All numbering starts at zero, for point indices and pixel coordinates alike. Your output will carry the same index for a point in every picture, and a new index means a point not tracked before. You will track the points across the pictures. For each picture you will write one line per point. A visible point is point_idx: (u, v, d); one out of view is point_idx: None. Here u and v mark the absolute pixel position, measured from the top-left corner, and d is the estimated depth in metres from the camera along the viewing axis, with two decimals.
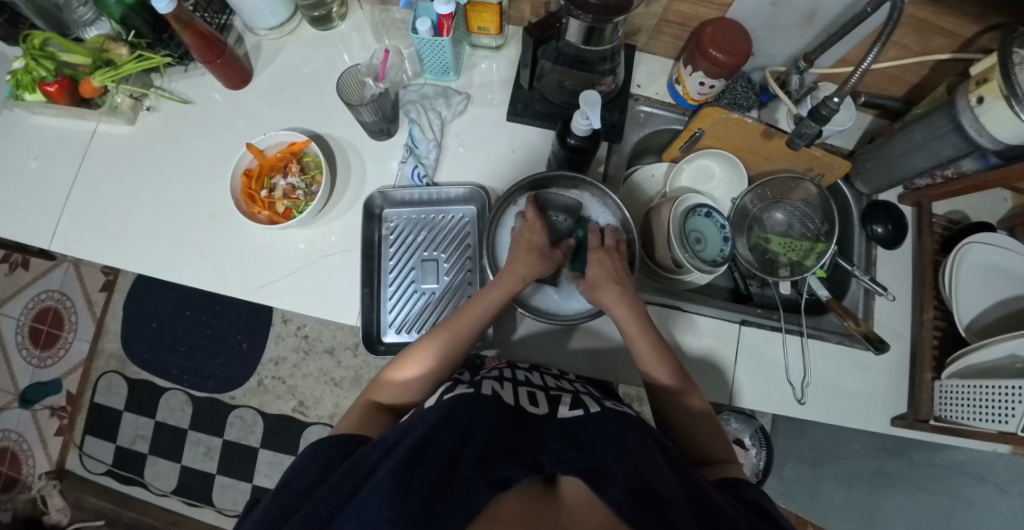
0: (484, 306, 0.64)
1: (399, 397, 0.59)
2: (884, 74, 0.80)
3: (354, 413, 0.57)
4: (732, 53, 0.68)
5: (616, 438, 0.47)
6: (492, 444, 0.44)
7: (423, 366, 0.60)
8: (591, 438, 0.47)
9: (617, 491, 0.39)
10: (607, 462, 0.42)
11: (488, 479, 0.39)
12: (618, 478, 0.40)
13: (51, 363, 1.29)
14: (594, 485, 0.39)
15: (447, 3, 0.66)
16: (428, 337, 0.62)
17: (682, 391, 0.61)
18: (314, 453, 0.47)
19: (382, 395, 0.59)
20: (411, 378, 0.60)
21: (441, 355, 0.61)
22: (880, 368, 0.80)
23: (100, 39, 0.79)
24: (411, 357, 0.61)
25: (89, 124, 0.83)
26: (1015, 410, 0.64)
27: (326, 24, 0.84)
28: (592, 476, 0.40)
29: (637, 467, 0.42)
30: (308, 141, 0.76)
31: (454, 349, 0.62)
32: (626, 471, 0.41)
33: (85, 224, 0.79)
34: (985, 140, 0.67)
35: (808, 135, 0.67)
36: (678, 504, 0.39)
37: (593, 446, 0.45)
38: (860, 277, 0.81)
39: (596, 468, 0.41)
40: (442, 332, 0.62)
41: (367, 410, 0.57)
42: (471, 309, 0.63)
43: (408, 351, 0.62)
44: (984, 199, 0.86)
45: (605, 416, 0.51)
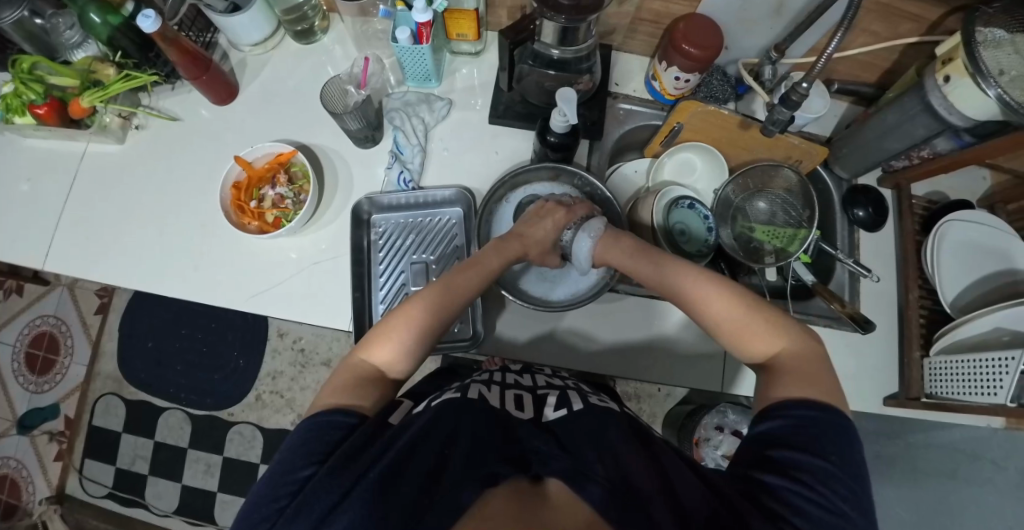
0: (483, 272, 0.64)
1: (397, 364, 0.55)
2: (854, 62, 0.82)
3: (344, 380, 0.53)
4: (705, 47, 0.70)
5: (599, 435, 0.47)
6: (479, 442, 0.44)
7: (416, 329, 0.57)
8: (575, 436, 0.47)
9: (597, 490, 0.40)
10: (589, 458, 0.43)
11: (474, 476, 0.40)
12: (600, 475, 0.41)
13: (48, 387, 1.29)
14: (574, 484, 0.40)
15: (425, 11, 0.68)
16: (422, 296, 0.59)
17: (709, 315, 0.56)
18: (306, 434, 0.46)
19: (374, 360, 0.55)
20: (406, 342, 0.56)
21: (440, 314, 0.59)
22: (869, 349, 0.81)
23: (87, 60, 0.80)
24: (406, 317, 0.57)
25: (79, 145, 0.84)
26: (1002, 381, 0.65)
27: (309, 38, 0.86)
28: (574, 476, 0.41)
29: (618, 461, 0.43)
30: (294, 151, 0.77)
31: (447, 311, 0.59)
32: (607, 467, 0.42)
33: (79, 243, 0.80)
34: (955, 118, 0.69)
35: (781, 121, 0.68)
36: (656, 497, 0.40)
37: (577, 444, 0.46)
38: (845, 260, 0.82)
39: (578, 468, 0.41)
40: (440, 294, 0.60)
41: (358, 379, 0.53)
42: (469, 272, 0.63)
43: (394, 315, 0.58)
44: (963, 179, 0.88)
45: (592, 414, 0.51)
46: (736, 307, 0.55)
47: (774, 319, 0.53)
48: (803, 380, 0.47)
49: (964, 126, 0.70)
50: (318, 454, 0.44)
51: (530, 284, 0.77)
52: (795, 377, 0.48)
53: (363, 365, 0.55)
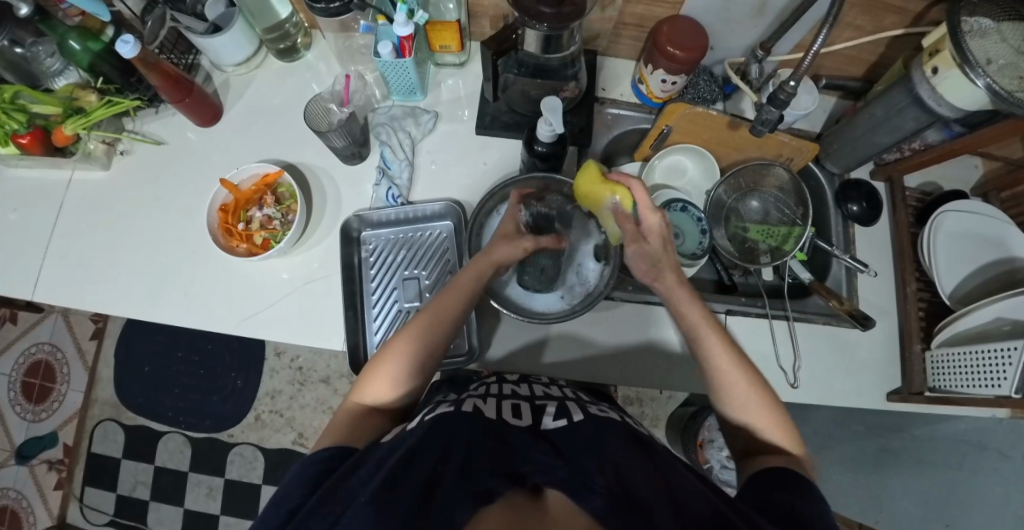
0: (462, 293, 0.61)
1: (385, 397, 0.57)
2: (841, 56, 0.82)
3: (341, 421, 0.55)
4: (689, 48, 0.70)
5: (597, 446, 0.46)
6: (474, 457, 0.44)
7: (405, 362, 0.57)
8: (573, 446, 0.46)
9: (599, 500, 0.38)
10: (588, 468, 0.42)
11: (470, 492, 0.39)
12: (600, 484, 0.40)
13: (45, 416, 1.28)
14: (575, 494, 0.39)
15: (406, 24, 0.67)
16: (405, 330, 0.59)
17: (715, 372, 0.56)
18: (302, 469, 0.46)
19: (367, 398, 0.57)
20: (394, 375, 0.57)
21: (425, 344, 0.58)
22: (870, 346, 0.80)
23: (69, 87, 0.79)
24: (392, 351, 0.57)
25: (64, 173, 0.83)
26: (1006, 372, 0.64)
27: (292, 55, 0.86)
28: (573, 486, 0.40)
29: (617, 471, 0.42)
30: (280, 171, 0.76)
31: (433, 338, 0.59)
32: (607, 477, 0.41)
33: (67, 272, 0.80)
34: (944, 109, 0.68)
35: (770, 121, 0.67)
36: (657, 504, 0.39)
37: (574, 453, 0.45)
38: (841, 256, 0.82)
39: (577, 478, 0.40)
40: (420, 327, 0.58)
41: (353, 417, 0.55)
42: (450, 298, 0.60)
43: (383, 349, 0.59)
44: (955, 168, 0.88)
45: (592, 424, 0.50)
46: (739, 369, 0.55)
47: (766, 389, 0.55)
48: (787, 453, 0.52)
49: (953, 118, 0.70)
50: (307, 491, 0.43)
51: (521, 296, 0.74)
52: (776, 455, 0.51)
53: (357, 404, 0.57)
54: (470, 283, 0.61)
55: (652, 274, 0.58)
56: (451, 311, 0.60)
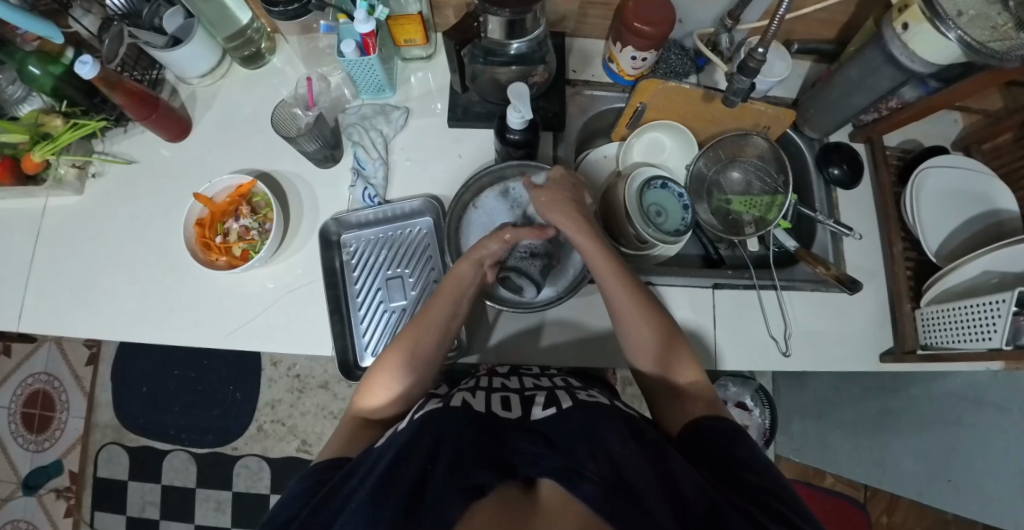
0: (454, 295, 0.62)
1: (382, 409, 0.57)
2: (812, 20, 0.80)
3: (341, 434, 0.54)
4: (657, 23, 0.69)
5: (589, 432, 0.45)
6: (463, 452, 0.42)
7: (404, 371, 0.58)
8: (565, 435, 0.44)
9: (591, 486, 0.37)
10: (580, 455, 0.41)
11: (461, 488, 0.38)
12: (593, 471, 0.39)
13: (48, 445, 1.28)
14: (567, 483, 0.38)
15: (366, 21, 0.66)
16: (399, 339, 0.60)
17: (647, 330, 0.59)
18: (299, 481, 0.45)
19: (367, 411, 0.56)
20: (394, 385, 0.57)
21: (423, 348, 0.59)
22: (861, 308, 0.80)
23: (32, 113, 0.77)
24: (393, 359, 0.58)
25: (37, 200, 0.82)
26: (996, 325, 0.63)
27: (257, 62, 0.84)
28: (564, 474, 0.38)
29: (612, 460, 0.41)
30: (253, 181, 0.75)
31: (427, 342, 0.60)
32: (599, 463, 0.40)
33: (49, 300, 0.79)
34: (918, 65, 0.67)
35: (741, 90, 0.67)
36: (651, 491, 0.38)
37: (566, 441, 0.43)
38: (825, 221, 0.82)
39: (569, 466, 0.39)
40: (412, 336, 0.59)
41: (348, 430, 0.54)
42: (439, 303, 0.61)
43: (378, 363, 0.59)
44: (935, 124, 0.87)
45: (582, 411, 0.49)
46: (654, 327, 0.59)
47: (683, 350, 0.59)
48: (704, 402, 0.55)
49: (928, 73, 0.69)
50: (298, 505, 0.42)
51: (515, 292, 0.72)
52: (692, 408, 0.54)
53: (354, 419, 0.56)
54: (456, 284, 0.62)
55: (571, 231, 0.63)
56: (442, 314, 0.61)
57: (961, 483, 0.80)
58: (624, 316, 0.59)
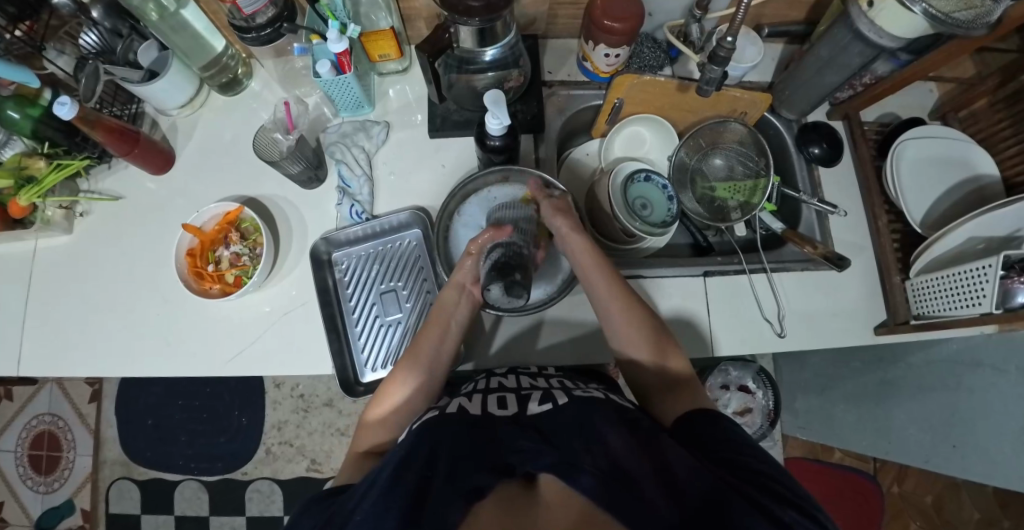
0: (443, 325, 0.64)
1: (383, 434, 0.57)
2: (780, 3, 0.81)
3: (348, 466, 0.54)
4: (625, 19, 0.69)
5: (583, 425, 0.46)
6: (462, 454, 0.43)
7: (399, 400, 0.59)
8: (560, 430, 0.45)
9: (588, 478, 0.38)
10: (575, 450, 0.41)
11: (460, 492, 0.38)
12: (588, 463, 0.40)
13: (58, 485, 1.28)
14: (564, 476, 0.39)
15: (339, 40, 0.66)
16: (395, 372, 0.61)
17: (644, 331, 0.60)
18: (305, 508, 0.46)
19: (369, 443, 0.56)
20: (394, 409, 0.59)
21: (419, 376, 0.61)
22: (851, 284, 0.80)
23: (15, 157, 0.76)
24: (391, 390, 0.60)
25: (26, 243, 0.82)
26: (984, 290, 0.64)
27: (235, 88, 0.85)
28: (561, 468, 0.39)
29: (607, 451, 0.42)
30: (240, 207, 0.75)
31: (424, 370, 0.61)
32: (594, 456, 0.41)
33: (46, 342, 0.79)
34: (887, 40, 0.68)
35: (714, 79, 0.68)
36: (647, 479, 0.39)
37: (562, 437, 0.44)
38: (809, 201, 0.83)
39: (565, 460, 0.40)
40: (406, 363, 0.61)
41: (356, 460, 0.55)
42: (429, 332, 0.63)
43: (375, 399, 0.60)
44: (911, 95, 0.88)
45: (576, 405, 0.50)
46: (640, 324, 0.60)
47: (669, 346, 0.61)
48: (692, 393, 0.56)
49: (897, 47, 0.70)
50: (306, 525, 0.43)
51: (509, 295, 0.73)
52: (683, 398, 0.55)
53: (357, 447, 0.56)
54: (443, 310, 0.65)
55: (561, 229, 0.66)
56: (434, 338, 0.63)
57: (966, 448, 0.80)
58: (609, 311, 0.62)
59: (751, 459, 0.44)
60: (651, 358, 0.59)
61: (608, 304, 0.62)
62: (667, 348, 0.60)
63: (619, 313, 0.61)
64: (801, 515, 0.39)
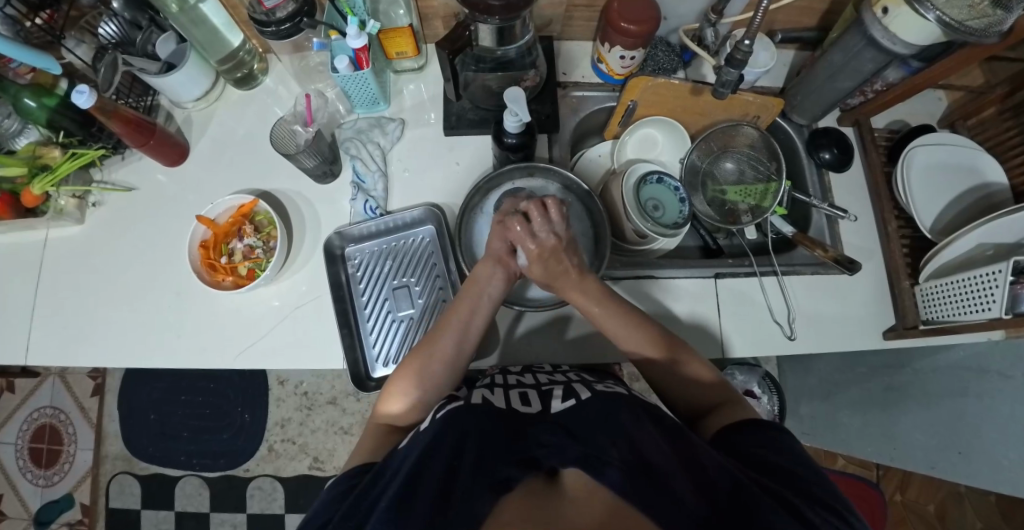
0: (471, 302, 0.63)
1: (404, 416, 0.58)
2: (793, 8, 0.82)
3: (365, 443, 0.56)
4: (642, 22, 0.70)
5: (608, 420, 0.46)
6: (486, 446, 0.43)
7: (419, 383, 0.59)
8: (585, 423, 0.46)
9: (615, 473, 0.38)
10: (602, 443, 0.41)
11: (485, 483, 0.39)
12: (615, 457, 0.40)
13: (58, 479, 1.27)
14: (591, 470, 0.39)
15: (358, 36, 0.67)
16: (415, 353, 0.61)
17: (676, 361, 0.60)
18: (337, 484, 0.47)
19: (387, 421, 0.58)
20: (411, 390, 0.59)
21: (443, 358, 0.60)
22: (860, 288, 0.81)
23: (30, 146, 0.78)
24: (411, 370, 0.59)
25: (38, 232, 0.82)
26: (994, 295, 0.64)
27: (250, 82, 0.86)
28: (588, 462, 0.39)
29: (632, 445, 0.42)
30: (255, 200, 0.75)
31: (446, 351, 0.61)
32: (622, 451, 0.41)
33: (56, 332, 0.79)
34: (900, 47, 0.69)
35: (730, 82, 0.68)
36: (675, 473, 0.39)
37: (587, 431, 0.44)
38: (819, 206, 0.83)
39: (591, 454, 0.40)
40: (431, 345, 0.61)
41: (372, 439, 0.56)
42: (458, 310, 0.63)
43: (392, 381, 0.60)
44: (921, 103, 0.89)
45: (600, 400, 0.50)
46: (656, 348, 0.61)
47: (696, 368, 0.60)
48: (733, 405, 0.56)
49: (909, 54, 0.70)
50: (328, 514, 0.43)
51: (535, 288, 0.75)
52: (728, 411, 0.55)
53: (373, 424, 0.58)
54: (474, 288, 0.64)
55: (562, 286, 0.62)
56: (462, 317, 0.62)
57: (972, 454, 0.81)
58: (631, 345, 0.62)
59: (777, 455, 0.46)
60: (678, 374, 0.60)
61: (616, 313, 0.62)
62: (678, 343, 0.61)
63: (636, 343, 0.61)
64: (829, 514, 0.40)
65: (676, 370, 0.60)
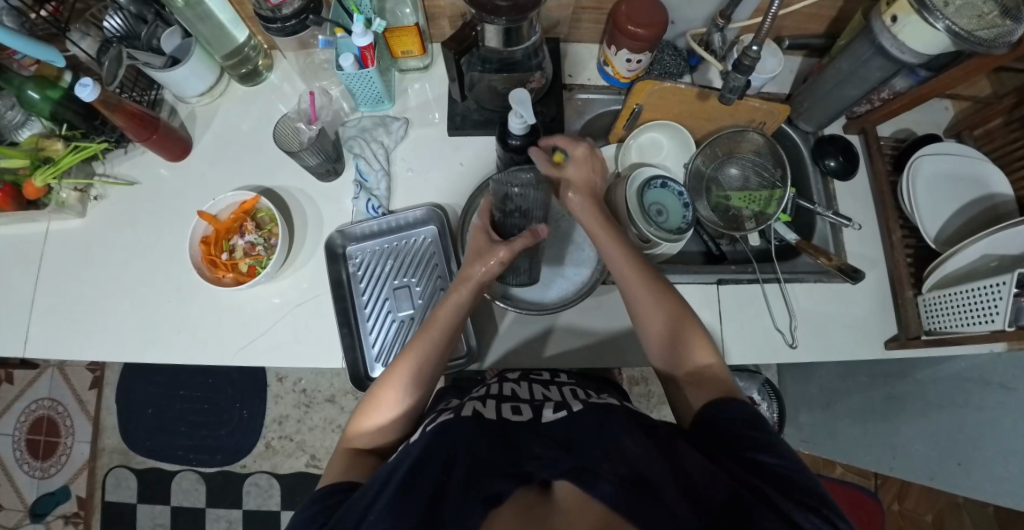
0: (445, 329, 0.61)
1: (376, 440, 0.57)
2: (802, 15, 0.81)
3: (337, 463, 0.54)
4: (650, 25, 0.70)
5: (603, 431, 0.46)
6: (478, 460, 0.43)
7: (395, 408, 0.57)
8: (577, 437, 0.46)
9: (607, 485, 0.38)
10: (595, 455, 0.42)
11: (479, 498, 0.39)
12: (607, 470, 0.40)
13: (54, 471, 1.27)
14: (583, 484, 0.39)
15: (364, 34, 0.67)
16: (389, 377, 0.58)
17: (664, 319, 0.59)
18: (311, 503, 0.46)
19: (358, 442, 0.56)
20: (388, 419, 0.57)
21: (416, 386, 0.58)
22: (863, 297, 0.81)
23: (33, 138, 0.77)
24: (386, 396, 0.57)
25: (39, 224, 0.82)
26: (998, 306, 0.64)
27: (255, 78, 0.85)
28: (581, 475, 0.40)
29: (624, 456, 0.42)
30: (257, 197, 0.75)
31: (420, 379, 0.59)
32: (614, 463, 0.41)
33: (55, 325, 0.79)
34: (908, 55, 0.68)
35: (737, 87, 0.67)
36: (667, 484, 0.38)
37: (580, 445, 0.44)
38: (824, 213, 0.83)
39: (584, 466, 0.40)
40: (405, 371, 0.58)
41: (342, 460, 0.54)
42: (427, 334, 0.60)
43: (366, 402, 0.58)
44: (929, 112, 0.88)
45: (592, 412, 0.50)
46: (652, 298, 0.60)
47: (691, 331, 0.58)
48: (712, 382, 0.55)
49: (918, 63, 0.70)
50: (320, 517, 0.43)
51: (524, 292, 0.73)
52: (704, 387, 0.55)
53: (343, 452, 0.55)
54: (449, 311, 0.61)
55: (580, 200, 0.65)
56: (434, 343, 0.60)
57: (972, 465, 0.80)
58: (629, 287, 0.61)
59: (769, 455, 0.44)
60: (665, 334, 0.59)
61: (619, 271, 0.62)
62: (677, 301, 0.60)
63: (636, 287, 0.61)
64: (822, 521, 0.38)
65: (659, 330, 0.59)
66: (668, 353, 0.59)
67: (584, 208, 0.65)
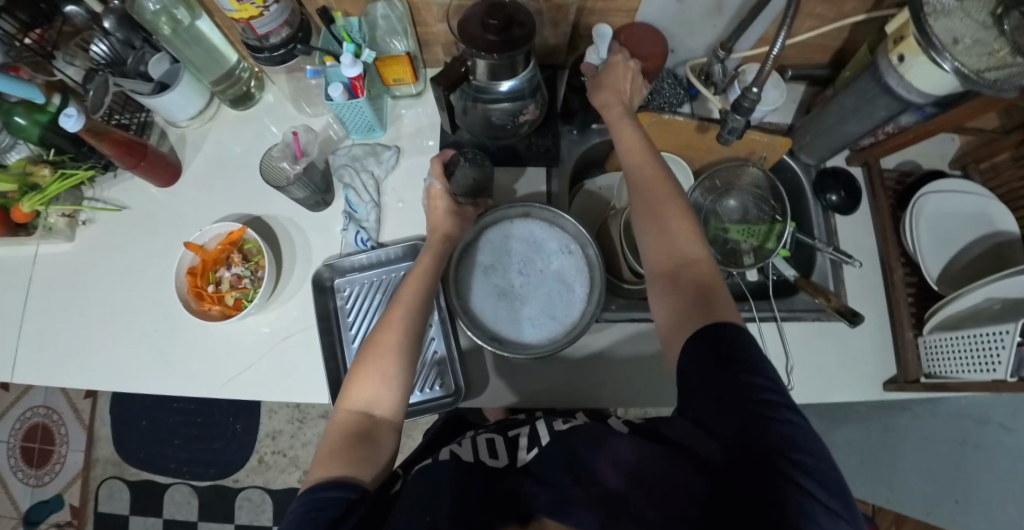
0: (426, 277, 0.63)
1: (377, 403, 0.53)
2: (805, 45, 0.80)
3: (328, 447, 0.50)
4: (649, 58, 0.68)
5: (568, 447, 0.44)
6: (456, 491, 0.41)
7: (391, 356, 0.55)
8: (544, 458, 0.44)
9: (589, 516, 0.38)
10: (567, 479, 0.40)
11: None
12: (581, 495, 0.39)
13: (48, 479, 1.28)
14: (557, 514, 0.38)
15: (353, 65, 0.65)
16: (385, 324, 0.57)
17: (663, 213, 0.56)
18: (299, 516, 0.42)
19: (357, 403, 0.53)
20: (387, 372, 0.54)
21: (409, 333, 0.57)
22: (861, 337, 0.79)
23: (21, 161, 0.76)
24: (378, 347, 0.55)
25: (28, 248, 0.81)
26: (1000, 356, 0.62)
27: (247, 102, 0.84)
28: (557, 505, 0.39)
29: (593, 472, 0.41)
30: (244, 228, 0.74)
31: (411, 320, 0.58)
32: (585, 485, 0.40)
33: (41, 350, 0.78)
34: (915, 95, 0.66)
35: (737, 128, 0.65)
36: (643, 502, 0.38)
37: (548, 466, 0.42)
38: (824, 249, 0.81)
39: (559, 495, 0.39)
40: (399, 315, 0.58)
41: (338, 437, 0.50)
42: (413, 279, 0.62)
43: (361, 361, 0.55)
44: (934, 144, 0.86)
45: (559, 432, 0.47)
46: (659, 193, 0.57)
47: (691, 240, 0.54)
48: (695, 288, 0.51)
49: (925, 102, 0.68)
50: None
51: (508, 329, 0.69)
52: (687, 293, 0.51)
53: (349, 415, 0.52)
54: (429, 261, 0.64)
55: (603, 95, 0.64)
56: (414, 298, 0.60)
57: (970, 506, 0.79)
58: (637, 180, 0.59)
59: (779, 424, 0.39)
60: (657, 231, 0.55)
61: (631, 163, 0.60)
62: (665, 213, 0.56)
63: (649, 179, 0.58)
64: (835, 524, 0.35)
65: (654, 220, 0.56)
66: (656, 249, 0.55)
67: (612, 109, 0.64)
